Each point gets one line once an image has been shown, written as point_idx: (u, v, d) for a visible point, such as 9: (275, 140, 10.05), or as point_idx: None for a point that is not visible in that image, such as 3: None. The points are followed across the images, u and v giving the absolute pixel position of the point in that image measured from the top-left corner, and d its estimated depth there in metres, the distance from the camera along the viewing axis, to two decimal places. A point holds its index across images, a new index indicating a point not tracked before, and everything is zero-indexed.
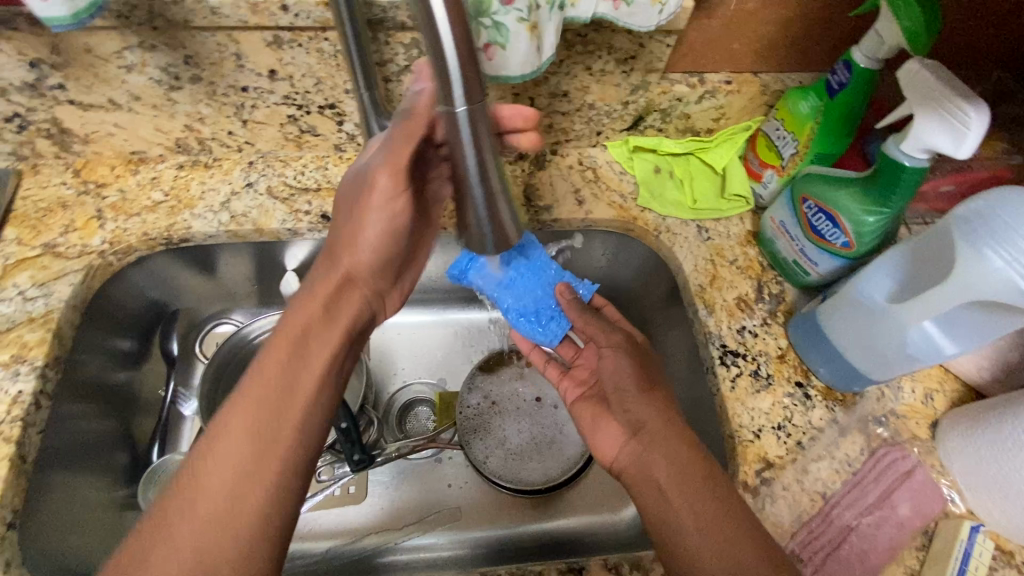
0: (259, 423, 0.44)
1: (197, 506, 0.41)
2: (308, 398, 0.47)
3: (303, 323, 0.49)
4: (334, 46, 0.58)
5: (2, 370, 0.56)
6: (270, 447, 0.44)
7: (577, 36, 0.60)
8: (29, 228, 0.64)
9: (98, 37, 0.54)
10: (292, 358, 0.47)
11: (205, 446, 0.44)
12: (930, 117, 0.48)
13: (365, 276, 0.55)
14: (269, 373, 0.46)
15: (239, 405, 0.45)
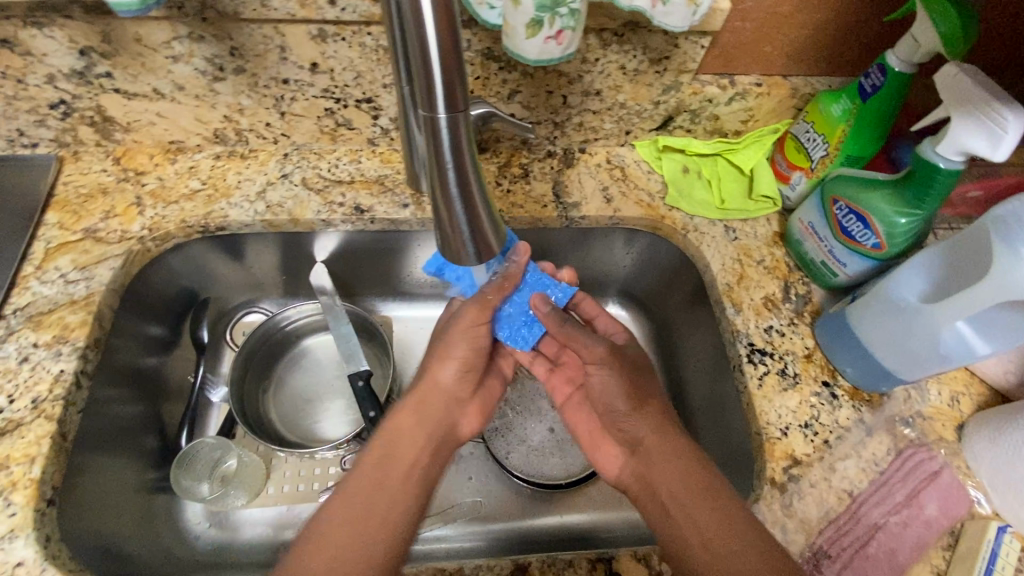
0: (367, 492, 0.51)
1: (311, 565, 0.45)
2: (406, 471, 0.54)
3: (405, 417, 0.58)
4: (376, 41, 0.59)
5: (45, 349, 0.58)
6: (376, 511, 0.50)
7: (613, 36, 0.61)
8: (71, 213, 0.66)
9: (149, 27, 0.56)
10: (381, 459, 0.54)
11: (317, 521, 0.49)
12: (968, 120, 0.48)
13: (450, 385, 0.62)
14: (372, 456, 0.54)
15: (348, 480, 0.52)
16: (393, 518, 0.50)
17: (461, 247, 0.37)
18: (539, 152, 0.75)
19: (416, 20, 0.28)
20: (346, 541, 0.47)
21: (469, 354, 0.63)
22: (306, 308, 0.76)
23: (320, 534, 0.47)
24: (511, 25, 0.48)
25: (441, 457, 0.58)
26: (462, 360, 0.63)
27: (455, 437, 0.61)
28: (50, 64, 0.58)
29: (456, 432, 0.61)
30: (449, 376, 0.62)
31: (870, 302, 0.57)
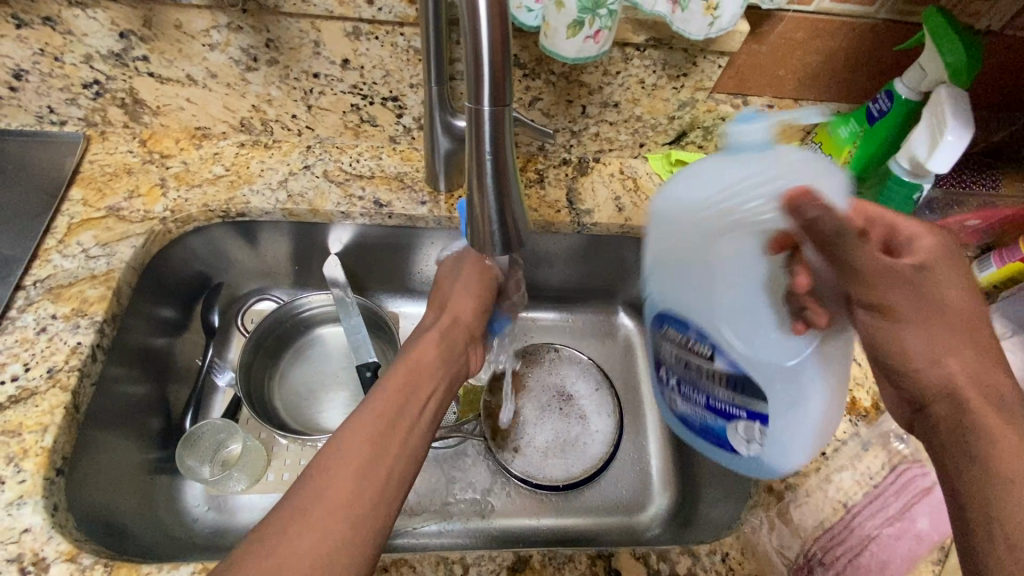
0: (388, 415, 0.47)
1: (333, 490, 0.40)
2: (426, 398, 0.51)
3: (426, 351, 0.55)
4: (408, 42, 0.61)
5: (63, 321, 0.58)
6: (399, 428, 0.46)
7: (635, 50, 0.63)
8: (95, 191, 0.67)
9: (189, 14, 0.58)
10: (406, 385, 0.50)
11: (337, 440, 0.44)
12: (923, 137, 0.57)
13: (467, 323, 0.61)
14: (394, 381, 0.51)
15: (368, 402, 0.47)
16: (411, 447, 0.46)
17: (488, 236, 0.40)
18: (555, 159, 0.77)
19: (472, 25, 0.31)
20: (366, 461, 0.43)
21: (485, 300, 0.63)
22: (318, 298, 0.78)
23: (343, 451, 0.43)
24: (552, 26, 0.51)
25: (451, 389, 0.56)
26: (477, 306, 0.62)
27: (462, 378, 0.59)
28: (88, 43, 0.60)
29: (466, 369, 0.60)
30: (467, 318, 0.61)
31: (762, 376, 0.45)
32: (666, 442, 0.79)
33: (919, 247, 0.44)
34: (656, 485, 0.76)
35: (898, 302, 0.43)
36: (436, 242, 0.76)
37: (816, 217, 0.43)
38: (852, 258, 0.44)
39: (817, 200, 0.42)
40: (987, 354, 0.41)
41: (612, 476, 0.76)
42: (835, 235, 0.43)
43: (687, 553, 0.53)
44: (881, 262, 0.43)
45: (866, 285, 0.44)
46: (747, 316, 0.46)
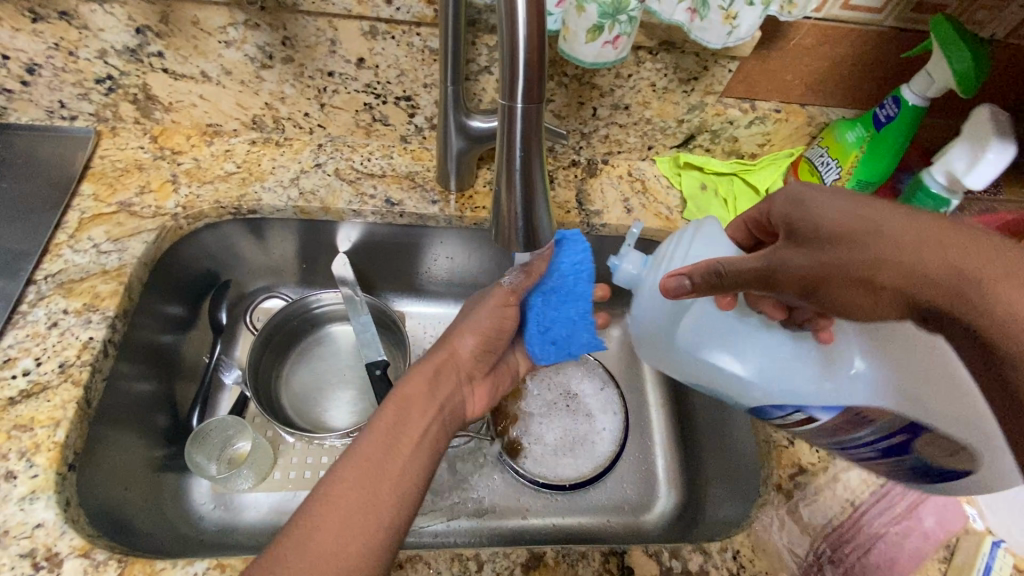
0: (376, 457, 0.48)
1: (317, 537, 0.42)
2: (417, 434, 0.52)
3: (418, 385, 0.56)
4: (424, 42, 0.62)
5: (75, 316, 0.58)
6: (389, 469, 0.48)
7: (648, 54, 0.64)
8: (106, 186, 0.67)
9: (207, 11, 0.58)
10: (395, 422, 0.52)
11: (325, 483, 0.46)
12: (962, 150, 0.59)
13: (466, 361, 0.61)
14: (384, 419, 0.52)
15: (356, 445, 0.49)
16: (402, 486, 0.48)
17: (513, 232, 0.42)
18: (564, 161, 0.78)
19: (511, 28, 0.33)
20: (354, 507, 0.44)
21: (490, 338, 0.61)
22: (328, 296, 0.78)
23: (329, 495, 0.45)
24: (572, 30, 0.52)
25: (447, 425, 0.56)
26: (480, 342, 0.61)
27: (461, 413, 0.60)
28: (104, 39, 0.60)
29: (461, 408, 0.60)
30: (466, 355, 0.61)
31: (868, 395, 0.49)
32: (671, 442, 0.79)
33: (784, 220, 0.49)
34: (661, 485, 0.76)
35: (800, 273, 0.46)
36: (447, 242, 0.76)
37: (693, 285, 0.46)
38: (736, 282, 0.46)
39: (682, 280, 0.47)
40: (912, 237, 0.40)
41: (617, 476, 0.77)
42: (707, 281, 0.46)
43: (698, 550, 0.53)
44: (751, 266, 0.46)
45: (770, 279, 0.46)
46: (787, 373, 0.53)
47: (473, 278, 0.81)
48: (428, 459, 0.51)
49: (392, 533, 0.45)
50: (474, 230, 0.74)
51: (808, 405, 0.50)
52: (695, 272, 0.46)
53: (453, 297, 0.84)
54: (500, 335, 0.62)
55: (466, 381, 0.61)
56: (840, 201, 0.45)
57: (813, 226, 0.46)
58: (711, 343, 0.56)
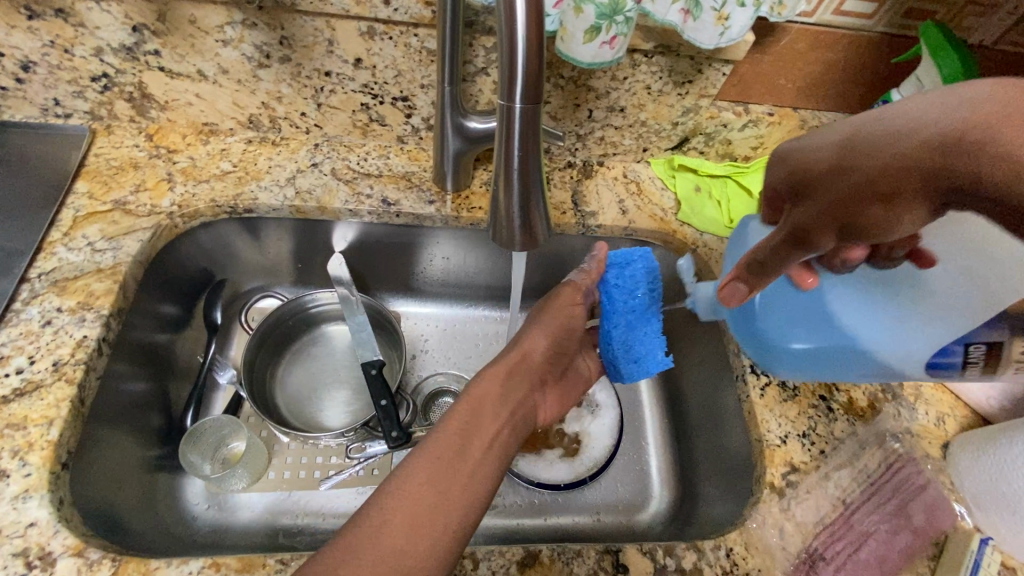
0: (448, 456, 0.50)
1: (387, 530, 0.43)
2: (488, 438, 0.53)
3: (491, 388, 0.59)
4: (422, 43, 0.62)
5: (69, 315, 0.58)
6: (459, 472, 0.49)
7: (643, 57, 0.65)
8: (100, 184, 0.67)
9: (206, 10, 0.58)
10: (466, 426, 0.53)
11: (399, 477, 0.47)
12: None
13: (537, 364, 0.64)
14: (457, 419, 0.54)
15: (428, 442, 0.51)
16: (472, 487, 0.49)
17: (510, 230, 0.43)
18: (560, 162, 0.79)
19: (510, 29, 0.34)
20: (426, 504, 0.46)
21: (557, 341, 0.65)
22: (325, 296, 0.78)
23: (401, 490, 0.46)
24: (570, 31, 0.52)
25: (520, 431, 0.59)
26: (548, 347, 0.65)
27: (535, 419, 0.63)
28: (100, 36, 0.60)
29: (534, 415, 0.64)
30: (539, 358, 0.64)
31: (978, 296, 0.52)
32: (665, 443, 0.80)
33: (775, 182, 0.43)
34: (655, 485, 0.77)
35: (815, 222, 0.39)
36: (443, 242, 0.76)
37: (749, 283, 0.47)
38: (781, 260, 0.43)
39: (736, 286, 0.48)
40: (898, 131, 0.33)
41: (611, 477, 0.77)
42: (748, 272, 0.46)
43: (692, 548, 0.54)
44: (779, 237, 0.42)
45: (796, 241, 0.41)
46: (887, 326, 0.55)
47: (470, 278, 0.82)
48: (495, 463, 0.53)
49: (460, 533, 0.46)
50: (469, 230, 0.74)
51: (967, 337, 0.50)
52: (740, 274, 0.47)
53: (450, 297, 0.84)
54: (565, 342, 0.66)
55: (539, 386, 0.65)
56: (822, 134, 0.40)
57: (797, 170, 0.40)
58: (806, 332, 0.57)
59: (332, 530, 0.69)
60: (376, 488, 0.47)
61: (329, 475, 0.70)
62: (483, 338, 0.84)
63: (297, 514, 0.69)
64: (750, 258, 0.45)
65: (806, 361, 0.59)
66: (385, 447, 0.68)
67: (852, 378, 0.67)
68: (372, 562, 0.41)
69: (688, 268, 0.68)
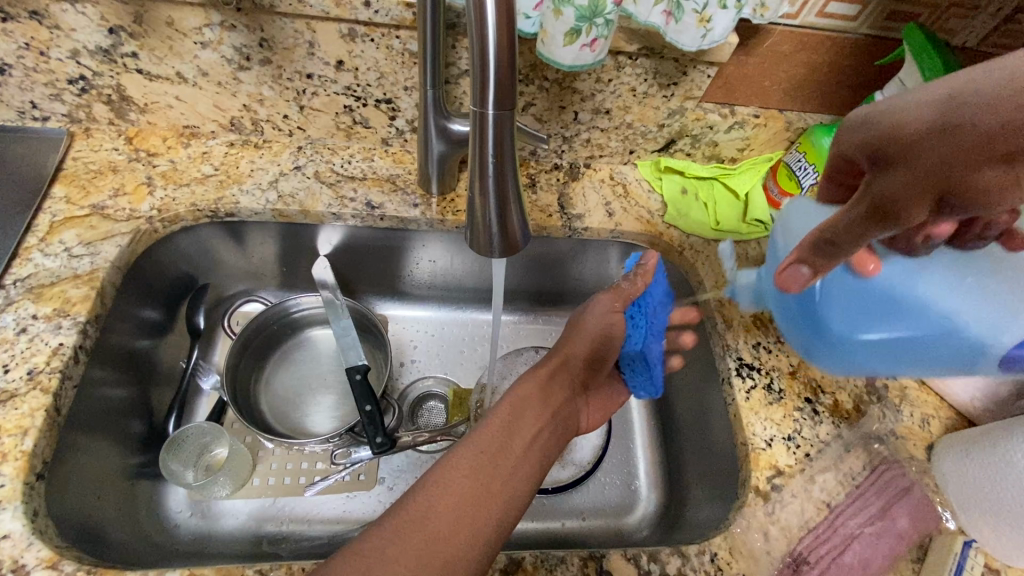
0: (492, 451, 0.50)
1: (433, 519, 0.43)
2: (530, 437, 0.54)
3: (532, 390, 0.59)
4: (404, 45, 0.61)
5: (44, 322, 0.57)
6: (501, 468, 0.49)
7: (628, 59, 0.64)
8: (78, 188, 0.66)
9: (183, 12, 0.57)
10: (510, 422, 0.54)
11: (444, 467, 0.48)
12: None
13: (576, 369, 0.64)
14: (501, 416, 0.54)
15: (475, 435, 0.52)
16: (513, 483, 0.49)
17: (487, 237, 0.42)
18: (547, 165, 0.78)
19: (480, 35, 0.34)
20: (468, 495, 0.46)
21: (600, 346, 0.64)
22: (309, 300, 0.77)
23: (448, 480, 0.46)
24: (550, 34, 0.52)
25: (563, 436, 0.59)
26: (590, 350, 0.64)
27: (575, 424, 0.62)
28: (76, 38, 0.59)
29: (575, 419, 0.63)
30: (580, 360, 0.64)
31: None
32: (653, 445, 0.80)
33: (853, 150, 0.42)
34: (642, 488, 0.76)
35: (905, 191, 0.38)
36: (430, 245, 0.75)
37: (814, 267, 0.45)
38: (857, 236, 0.41)
39: (797, 268, 0.45)
40: (1009, 91, 0.35)
41: (600, 479, 0.77)
42: (812, 252, 0.44)
43: (677, 553, 0.54)
44: (857, 211, 0.40)
45: (881, 215, 0.39)
46: (986, 319, 0.48)
47: (458, 281, 0.81)
48: (535, 462, 0.52)
49: (499, 527, 0.46)
50: (454, 234, 0.73)
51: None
52: (804, 256, 0.45)
53: (438, 299, 0.84)
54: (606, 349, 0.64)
55: (579, 392, 0.64)
56: (902, 98, 0.40)
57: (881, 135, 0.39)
58: (879, 322, 0.51)
59: (318, 536, 0.68)
60: (423, 474, 0.47)
61: (315, 481, 0.69)
62: (470, 341, 0.83)
63: (282, 521, 0.69)
64: (818, 236, 0.43)
65: (874, 354, 0.53)
66: (369, 453, 0.67)
67: (838, 380, 0.67)
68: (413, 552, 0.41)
69: (727, 252, 0.73)
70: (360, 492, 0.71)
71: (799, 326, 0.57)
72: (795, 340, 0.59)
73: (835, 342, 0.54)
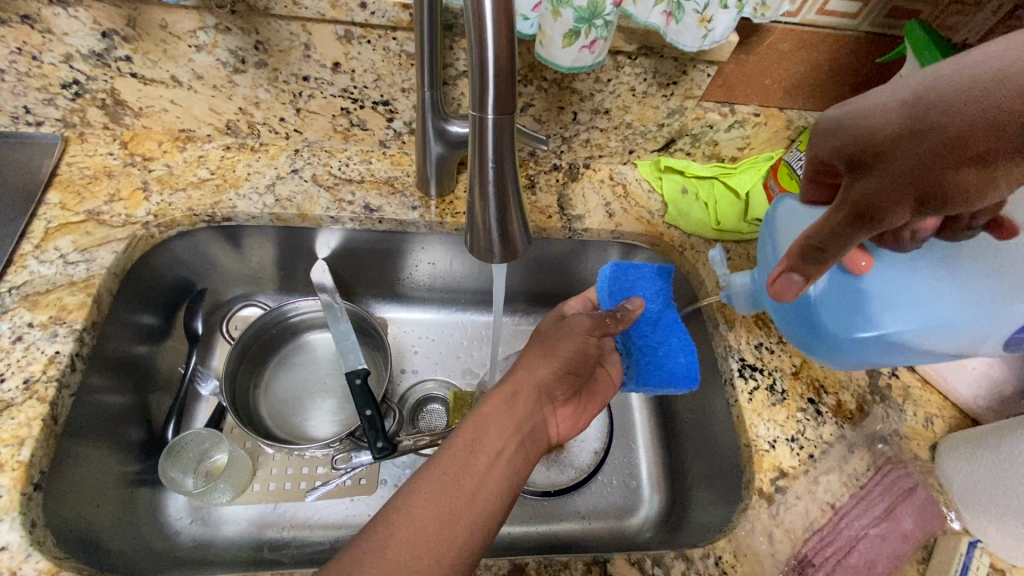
0: (453, 473, 0.46)
1: (389, 553, 0.40)
2: (497, 452, 0.49)
3: (496, 405, 0.54)
4: (400, 47, 0.61)
5: (41, 330, 0.56)
6: (464, 491, 0.45)
7: (627, 59, 0.64)
8: (73, 194, 0.65)
9: (177, 15, 0.56)
10: (473, 440, 0.49)
11: (400, 499, 0.44)
12: None
13: (548, 382, 0.57)
14: (460, 437, 0.49)
15: (431, 462, 0.47)
16: (479, 503, 0.45)
17: (487, 243, 0.42)
18: (545, 165, 0.78)
19: (479, 38, 0.33)
20: (432, 521, 0.43)
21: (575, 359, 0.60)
22: (306, 304, 0.76)
23: (404, 511, 0.43)
24: (548, 35, 0.51)
25: (528, 455, 0.52)
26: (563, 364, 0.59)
27: (546, 437, 0.55)
28: (68, 43, 0.58)
29: (545, 430, 0.56)
30: (549, 375, 0.57)
31: None
32: (655, 447, 0.79)
33: (827, 156, 0.37)
34: (644, 489, 0.76)
35: (890, 195, 0.33)
36: (430, 247, 0.75)
37: (807, 275, 0.40)
38: (841, 242, 0.36)
39: (790, 276, 0.40)
40: (980, 83, 0.29)
41: (602, 480, 0.77)
42: (801, 259, 0.39)
43: (681, 557, 0.53)
44: (839, 217, 0.36)
45: (865, 219, 0.35)
46: (972, 301, 0.48)
47: (459, 283, 0.81)
48: (506, 478, 0.48)
49: (467, 551, 0.43)
50: (452, 234, 0.72)
51: None
52: (793, 263, 0.40)
53: (438, 301, 0.83)
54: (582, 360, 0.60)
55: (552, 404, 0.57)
56: (875, 97, 0.35)
57: (855, 139, 0.35)
58: (872, 317, 0.49)
59: (320, 541, 0.68)
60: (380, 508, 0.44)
61: (317, 486, 0.69)
62: (472, 343, 0.83)
63: (283, 526, 0.68)
64: (804, 243, 0.38)
65: (873, 350, 0.51)
66: (370, 457, 0.66)
67: (841, 380, 0.67)
68: None
69: (720, 261, 0.67)
70: (361, 496, 0.70)
71: (799, 330, 0.55)
72: (791, 335, 0.57)
73: (835, 342, 0.51)
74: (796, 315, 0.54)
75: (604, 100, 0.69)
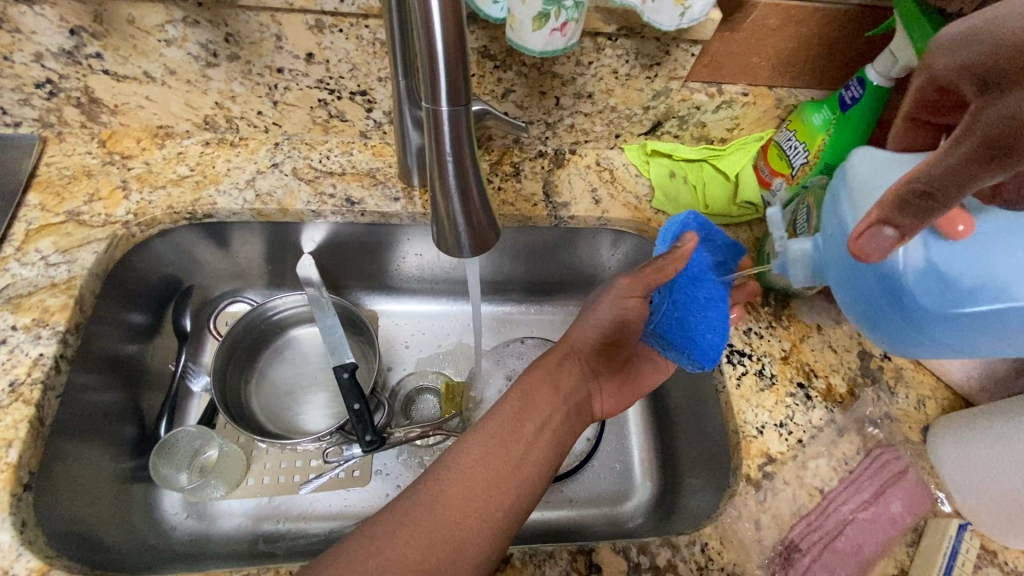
0: (502, 436, 0.51)
1: (440, 507, 0.46)
2: (541, 422, 0.53)
3: (540, 376, 0.56)
4: (374, 35, 0.59)
5: (24, 333, 0.57)
6: (510, 453, 0.50)
7: (607, 40, 0.62)
8: (53, 195, 0.65)
9: (142, 9, 0.56)
10: (520, 408, 0.53)
11: (450, 459, 0.49)
12: None
13: (588, 356, 0.59)
14: (509, 404, 0.54)
15: (482, 424, 0.52)
16: (522, 472, 0.49)
17: (455, 237, 0.41)
18: (530, 152, 0.77)
19: (426, 27, 0.33)
20: (479, 482, 0.48)
21: (612, 330, 0.59)
22: (291, 299, 0.76)
23: (449, 473, 0.48)
24: (518, 18, 0.50)
25: (574, 428, 0.56)
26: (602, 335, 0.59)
27: (589, 414, 0.58)
28: (38, 41, 0.58)
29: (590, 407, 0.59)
30: (590, 347, 0.59)
31: None
32: (647, 433, 0.79)
33: (953, 73, 0.33)
34: (637, 475, 0.76)
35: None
36: (415, 239, 0.74)
37: (900, 229, 0.37)
38: (954, 188, 0.34)
39: (880, 232, 0.38)
40: None
41: (595, 468, 0.77)
42: (899, 212, 0.37)
43: (667, 545, 0.53)
44: (961, 154, 0.33)
45: (991, 155, 0.32)
46: None
47: (448, 274, 0.80)
48: (548, 446, 0.52)
49: (508, 516, 0.47)
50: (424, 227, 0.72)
51: None
52: (885, 216, 0.37)
53: (427, 292, 0.83)
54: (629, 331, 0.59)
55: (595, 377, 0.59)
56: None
57: (998, 46, 0.30)
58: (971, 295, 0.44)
59: (315, 532, 0.68)
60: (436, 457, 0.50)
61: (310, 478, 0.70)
62: (462, 333, 0.82)
63: (278, 519, 0.69)
64: (908, 189, 0.36)
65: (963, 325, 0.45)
66: (359, 451, 0.67)
67: (832, 364, 0.66)
68: (421, 538, 0.44)
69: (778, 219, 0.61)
70: (355, 488, 0.71)
71: (871, 302, 0.49)
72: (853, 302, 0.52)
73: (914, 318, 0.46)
74: (862, 289, 0.49)
75: (585, 82, 0.67)
